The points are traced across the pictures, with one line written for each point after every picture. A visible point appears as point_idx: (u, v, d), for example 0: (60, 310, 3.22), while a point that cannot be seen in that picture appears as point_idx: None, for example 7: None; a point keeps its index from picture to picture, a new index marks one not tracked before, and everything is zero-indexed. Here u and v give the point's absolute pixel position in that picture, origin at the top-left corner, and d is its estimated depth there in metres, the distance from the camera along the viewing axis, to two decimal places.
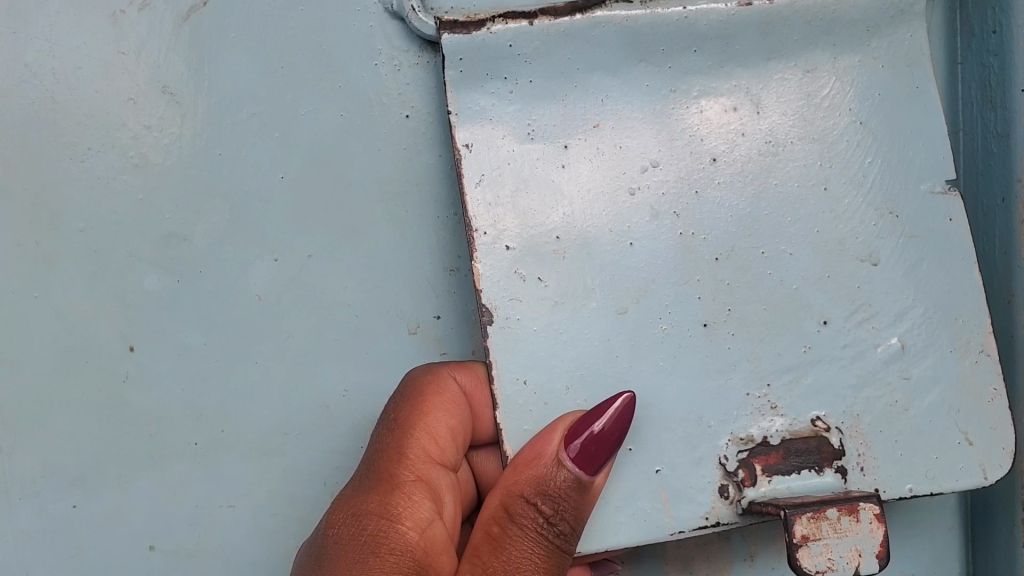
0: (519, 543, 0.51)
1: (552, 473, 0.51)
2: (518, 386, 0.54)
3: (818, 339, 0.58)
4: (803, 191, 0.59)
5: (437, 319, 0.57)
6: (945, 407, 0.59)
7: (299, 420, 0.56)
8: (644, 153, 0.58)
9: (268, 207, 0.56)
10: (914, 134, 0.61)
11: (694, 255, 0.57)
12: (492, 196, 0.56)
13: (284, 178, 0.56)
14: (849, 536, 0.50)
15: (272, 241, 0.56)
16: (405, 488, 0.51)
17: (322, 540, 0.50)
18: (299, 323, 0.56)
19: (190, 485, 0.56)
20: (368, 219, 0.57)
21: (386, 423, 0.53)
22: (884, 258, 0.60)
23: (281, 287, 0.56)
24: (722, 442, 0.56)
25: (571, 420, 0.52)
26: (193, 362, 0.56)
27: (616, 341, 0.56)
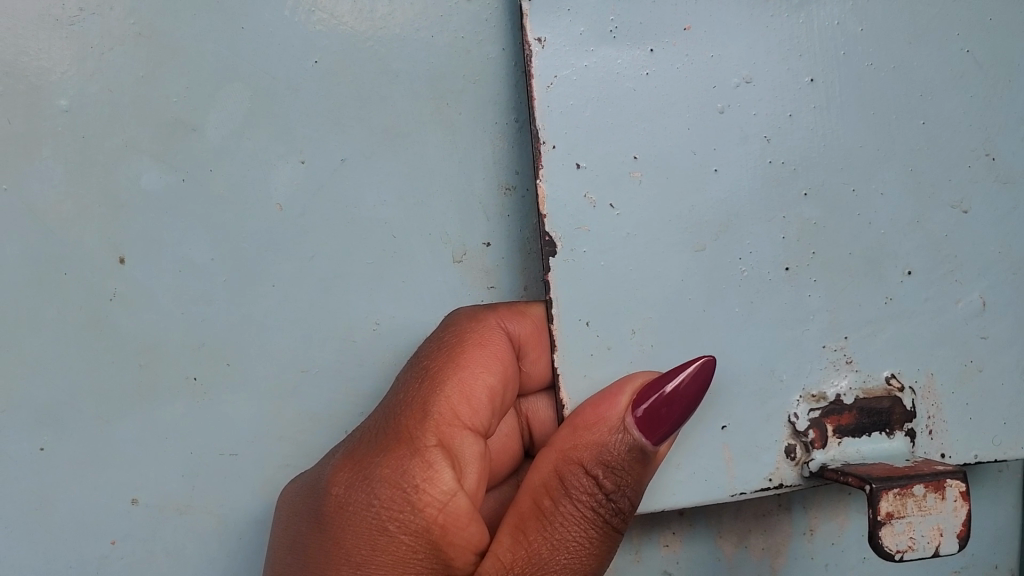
0: (573, 521, 0.44)
1: (613, 443, 0.45)
2: (581, 327, 0.48)
3: (899, 291, 0.53)
4: (899, 123, 0.53)
5: (487, 247, 0.51)
6: (1020, 369, 0.55)
7: (320, 355, 0.49)
8: (739, 65, 0.50)
9: (297, 96, 0.47)
10: (1021, 67, 0.55)
11: (781, 188, 0.51)
12: (566, 104, 0.48)
13: (319, 65, 0.47)
14: (933, 515, 0.46)
15: (300, 139, 0.47)
16: (427, 454, 0.43)
17: (330, 507, 0.43)
18: (327, 242, 0.48)
19: (189, 425, 0.48)
20: (413, 116, 0.48)
21: (416, 374, 0.46)
22: (975, 204, 0.54)
23: (308, 197, 0.48)
24: (794, 399, 0.51)
25: (638, 382, 0.46)
26: (197, 280, 0.47)
27: (691, 281, 0.49)
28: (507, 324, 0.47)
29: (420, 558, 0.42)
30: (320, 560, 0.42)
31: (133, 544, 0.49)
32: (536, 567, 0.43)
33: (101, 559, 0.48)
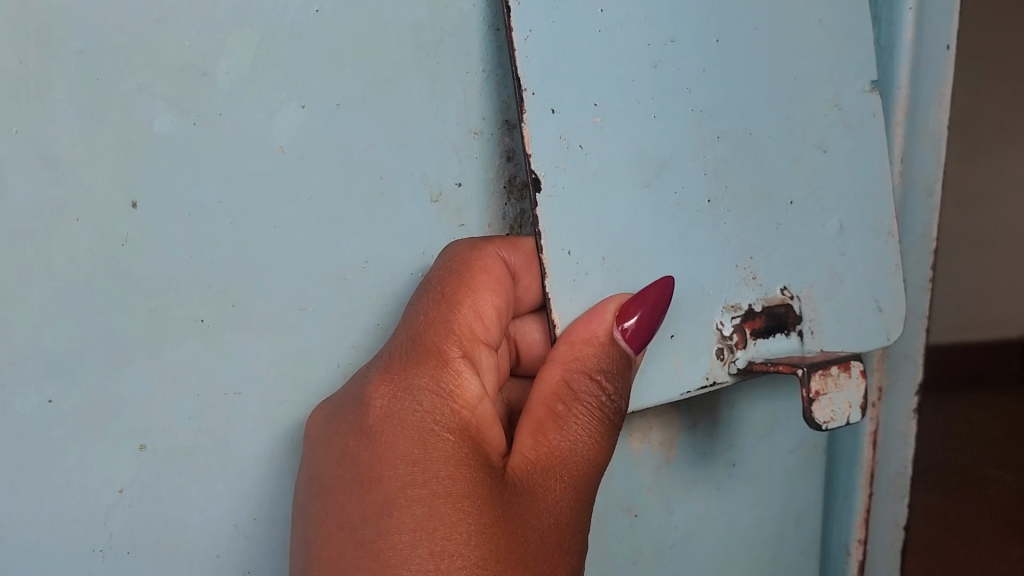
0: (584, 420, 0.50)
1: (608, 352, 0.51)
2: (564, 256, 0.53)
3: (786, 217, 0.63)
4: (778, 77, 0.62)
5: (459, 187, 0.55)
6: (867, 280, 0.67)
7: (318, 292, 0.51)
8: (668, 27, 0.56)
9: (300, 45, 0.48)
10: (859, 32, 0.65)
11: (700, 132, 0.58)
12: (542, 56, 0.51)
13: (319, 14, 0.48)
14: (844, 390, 0.57)
15: (301, 84, 0.48)
16: (455, 365, 0.48)
17: (375, 416, 0.47)
18: (324, 184, 0.50)
19: (198, 367, 0.49)
20: (401, 65, 0.51)
21: (431, 298, 0.50)
22: (832, 146, 0.65)
23: (307, 141, 0.49)
24: (721, 310, 0.60)
25: (619, 298, 0.53)
26: (206, 223, 0.48)
27: (642, 212, 0.56)
28: (502, 253, 0.52)
29: (466, 454, 0.46)
30: (373, 463, 0.46)
31: (141, 489, 0.49)
32: (557, 459, 0.49)
33: (109, 508, 0.49)
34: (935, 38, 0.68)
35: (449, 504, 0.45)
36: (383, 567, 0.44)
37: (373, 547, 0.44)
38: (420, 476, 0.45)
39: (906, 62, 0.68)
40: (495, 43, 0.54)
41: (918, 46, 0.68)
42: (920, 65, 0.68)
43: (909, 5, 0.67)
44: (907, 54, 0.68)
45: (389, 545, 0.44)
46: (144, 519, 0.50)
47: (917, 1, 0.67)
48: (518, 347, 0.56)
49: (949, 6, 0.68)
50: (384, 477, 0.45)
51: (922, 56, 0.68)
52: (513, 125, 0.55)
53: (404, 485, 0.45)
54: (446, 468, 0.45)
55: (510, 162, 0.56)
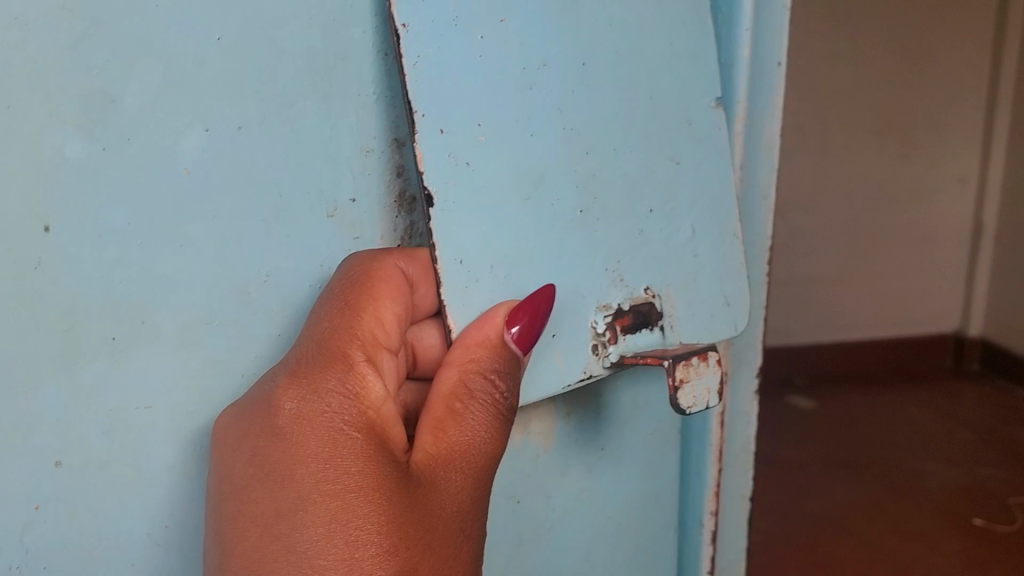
0: (480, 415, 0.53)
1: (501, 355, 0.53)
2: (458, 265, 0.52)
3: (649, 225, 0.61)
4: (635, 93, 0.59)
5: (353, 203, 0.55)
6: (718, 277, 0.66)
7: (220, 307, 0.52)
8: (538, 51, 0.53)
9: (202, 71, 0.48)
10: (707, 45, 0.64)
11: (572, 146, 0.56)
12: (431, 80, 0.49)
13: (221, 41, 0.48)
14: (704, 377, 0.61)
15: (203, 108, 0.49)
16: (359, 369, 0.51)
17: (286, 418, 0.49)
18: (226, 204, 0.50)
19: (109, 385, 0.50)
20: (296, 89, 0.51)
21: (333, 306, 0.52)
22: (685, 158, 0.63)
23: (212, 162, 0.49)
24: (594, 309, 0.59)
25: (509, 301, 0.54)
26: (115, 244, 0.48)
27: (520, 224, 0.54)
28: (400, 263, 0.53)
29: (375, 451, 0.50)
30: (285, 461, 0.49)
31: (56, 505, 0.50)
32: (456, 452, 0.53)
33: (24, 526, 0.49)
34: (767, 55, 0.71)
35: (360, 498, 0.49)
36: (301, 557, 0.48)
37: (291, 540, 0.48)
38: (332, 473, 0.49)
39: (745, 78, 0.71)
40: (386, 68, 0.54)
41: (752, 62, 0.71)
42: (756, 80, 0.71)
43: (746, 27, 0.69)
44: (744, 71, 0.70)
45: (306, 537, 0.48)
46: (59, 534, 0.51)
47: (752, 22, 0.69)
48: (416, 352, 0.56)
49: (778, 27, 0.71)
50: (298, 475, 0.49)
51: (757, 71, 0.71)
52: (404, 143, 0.56)
53: (318, 481, 0.49)
54: (355, 465, 0.49)
55: (400, 178, 0.57)
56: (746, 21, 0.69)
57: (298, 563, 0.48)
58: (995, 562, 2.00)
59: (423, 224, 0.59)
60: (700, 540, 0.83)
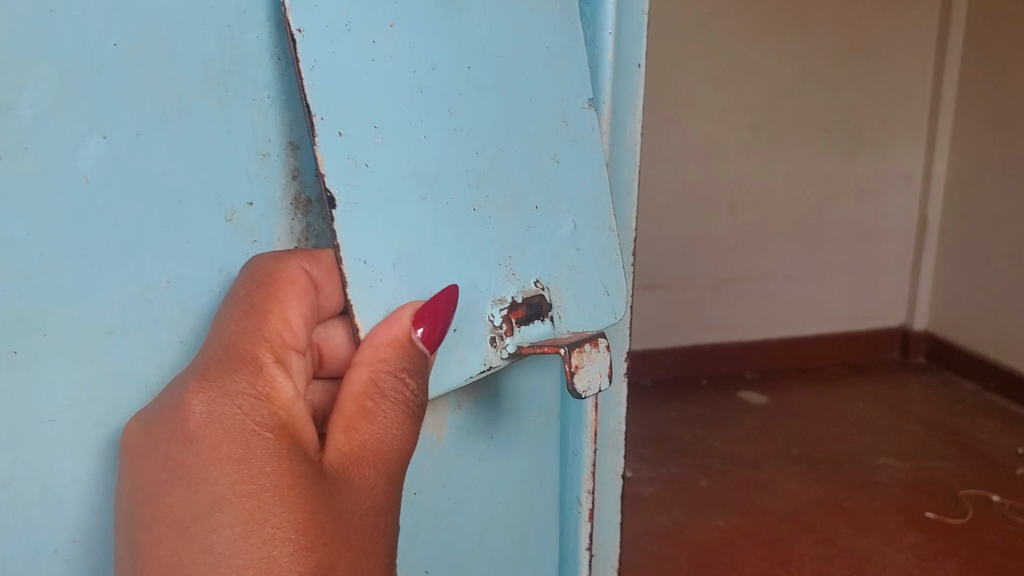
0: (390, 414, 0.53)
1: (409, 353, 0.53)
2: (361, 265, 0.52)
3: (535, 220, 0.62)
4: (516, 96, 0.60)
5: (250, 206, 0.53)
6: (600, 269, 0.68)
7: (123, 316, 0.49)
8: (425, 55, 0.54)
9: (99, 76, 0.45)
10: (574, 50, 0.66)
11: (462, 148, 0.56)
12: (331, 86, 0.48)
13: (118, 47, 0.46)
14: (596, 362, 0.61)
15: (102, 114, 0.46)
16: (268, 370, 0.50)
17: (197, 423, 0.48)
18: (126, 212, 0.48)
19: (13, 401, 0.47)
20: (191, 94, 0.49)
21: (241, 307, 0.51)
22: (563, 157, 0.64)
23: (112, 171, 0.47)
24: (490, 303, 0.59)
25: (416, 301, 0.54)
26: (15, 258, 0.45)
27: (420, 224, 0.54)
28: (304, 264, 0.53)
29: (288, 450, 0.49)
30: (197, 465, 0.47)
31: None
32: (367, 449, 0.53)
33: None
34: (628, 57, 0.72)
35: (275, 497, 0.48)
36: (218, 559, 0.46)
37: (207, 543, 0.46)
38: (246, 474, 0.48)
39: (609, 78, 0.71)
40: (279, 73, 0.52)
41: (616, 63, 0.71)
42: (619, 81, 0.72)
43: (609, 30, 0.69)
44: (608, 73, 0.71)
45: (223, 538, 0.47)
46: None
47: (615, 25, 0.70)
48: (323, 351, 0.56)
49: (638, 29, 0.72)
50: (212, 477, 0.47)
51: (620, 72, 0.72)
52: (299, 146, 0.54)
53: (233, 482, 0.47)
54: (270, 464, 0.48)
55: (295, 180, 0.55)
56: (608, 25, 0.69)
57: (216, 565, 0.46)
58: (950, 554, 2.05)
59: (320, 225, 0.57)
60: (578, 516, 0.83)
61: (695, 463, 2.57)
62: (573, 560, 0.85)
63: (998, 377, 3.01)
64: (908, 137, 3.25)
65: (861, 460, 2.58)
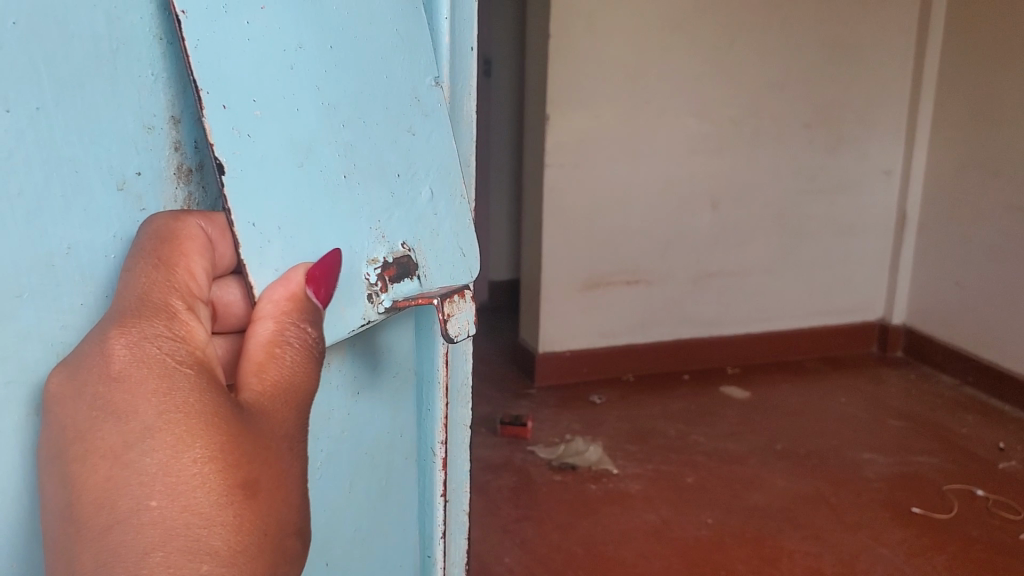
0: (296, 358, 0.56)
1: (306, 305, 0.57)
2: (251, 229, 0.55)
3: (398, 187, 0.67)
4: (377, 75, 0.65)
5: (139, 176, 0.54)
6: (454, 231, 0.73)
7: (27, 282, 0.49)
8: (294, 35, 0.58)
9: (1, 53, 0.45)
10: (418, 33, 0.70)
11: (331, 121, 0.60)
12: (213, 64, 0.53)
13: (17, 26, 0.46)
14: (465, 310, 0.68)
15: (3, 87, 0.46)
16: (181, 316, 0.52)
17: (120, 365, 0.48)
18: (29, 181, 0.48)
19: None
20: (84, 68, 0.50)
21: (150, 263, 0.52)
22: (417, 130, 0.69)
23: (15, 144, 0.47)
24: (365, 263, 0.63)
25: (307, 262, 0.58)
26: None
27: (301, 191, 0.58)
28: (201, 222, 0.55)
29: (209, 383, 0.50)
30: (123, 400, 0.47)
31: None
32: (280, 391, 0.54)
33: None
34: (462, 41, 0.77)
35: (201, 422, 0.49)
36: (153, 478, 0.46)
37: (141, 464, 0.46)
38: (171, 402, 0.48)
39: (446, 60, 0.76)
40: (161, 52, 0.54)
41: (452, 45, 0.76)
42: (454, 63, 0.77)
43: (444, 17, 0.74)
44: (444, 54, 0.75)
45: (155, 460, 0.47)
46: None
47: (449, 12, 0.74)
48: (217, 310, 0.58)
49: (468, 14, 0.77)
50: (141, 409, 0.47)
51: (455, 55, 0.77)
52: (180, 119, 0.56)
53: (161, 411, 0.48)
54: (193, 395, 0.49)
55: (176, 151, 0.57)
56: (443, 12, 0.74)
57: (152, 482, 0.46)
58: (938, 549, 2.08)
59: (201, 193, 0.59)
60: (433, 467, 0.87)
61: (675, 458, 2.58)
62: (428, 508, 0.89)
63: (970, 369, 3.07)
64: (882, 133, 3.28)
65: (838, 454, 2.62)
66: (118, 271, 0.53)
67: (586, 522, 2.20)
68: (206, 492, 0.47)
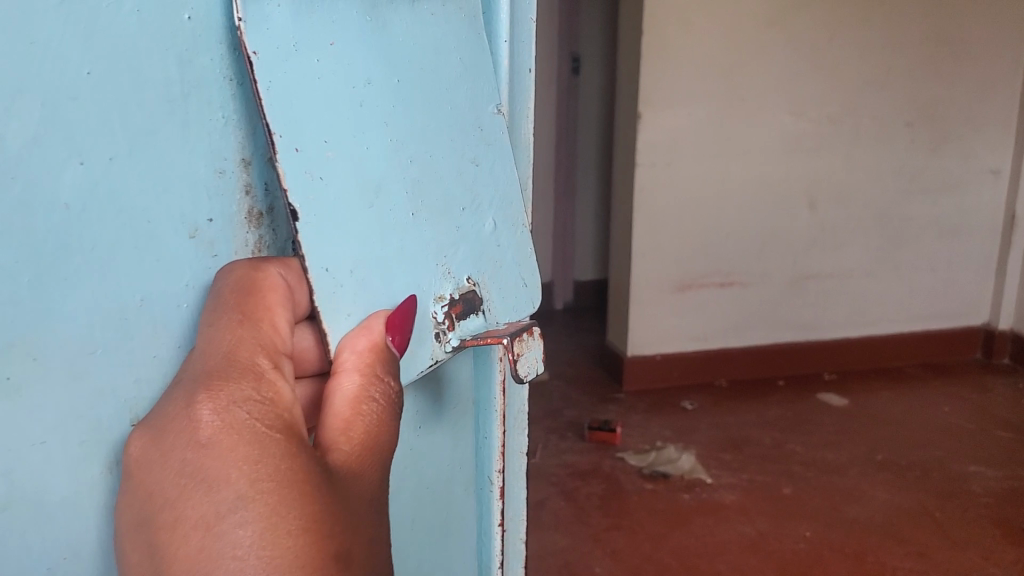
0: (382, 412, 0.54)
1: (386, 357, 0.56)
2: (324, 273, 0.54)
3: (463, 220, 0.65)
4: (444, 107, 0.63)
5: (210, 222, 0.54)
6: (519, 261, 0.71)
7: (103, 335, 0.49)
8: (362, 71, 0.57)
9: (76, 105, 0.46)
10: (480, 58, 0.68)
11: (399, 157, 0.59)
12: (284, 106, 0.52)
13: (92, 76, 0.46)
14: (532, 348, 0.65)
15: (78, 139, 0.46)
16: (268, 376, 0.51)
17: (209, 431, 0.47)
18: (103, 232, 0.48)
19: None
20: (155, 118, 0.50)
21: (235, 320, 0.51)
22: (481, 161, 0.67)
23: (91, 195, 0.47)
24: (433, 301, 0.61)
25: (386, 311, 0.57)
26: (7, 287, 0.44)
27: (372, 230, 0.57)
28: (280, 271, 0.54)
29: (294, 445, 0.49)
30: (214, 469, 0.46)
31: None
32: (368, 447, 0.53)
33: None
34: (520, 63, 0.74)
35: (292, 493, 0.47)
36: (248, 552, 0.45)
37: (235, 537, 0.45)
38: (263, 472, 0.47)
39: (507, 83, 0.73)
40: (232, 94, 0.53)
41: (512, 68, 0.73)
42: (514, 86, 0.74)
43: (504, 39, 0.71)
44: (504, 79, 0.72)
45: (248, 533, 0.45)
46: None
47: (509, 34, 0.72)
48: (294, 358, 0.56)
49: (528, 34, 0.74)
50: (232, 478, 0.46)
51: (516, 78, 0.75)
52: (250, 161, 0.56)
53: (253, 480, 0.47)
54: (284, 463, 0.48)
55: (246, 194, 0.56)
56: (503, 34, 0.71)
57: (247, 557, 0.45)
58: None
59: (271, 235, 0.59)
60: (491, 496, 0.82)
61: (771, 468, 2.50)
62: (485, 538, 0.85)
63: None
64: (992, 129, 3.11)
65: (945, 467, 2.49)
66: (194, 319, 0.53)
67: (679, 533, 2.16)
68: (301, 567, 0.46)
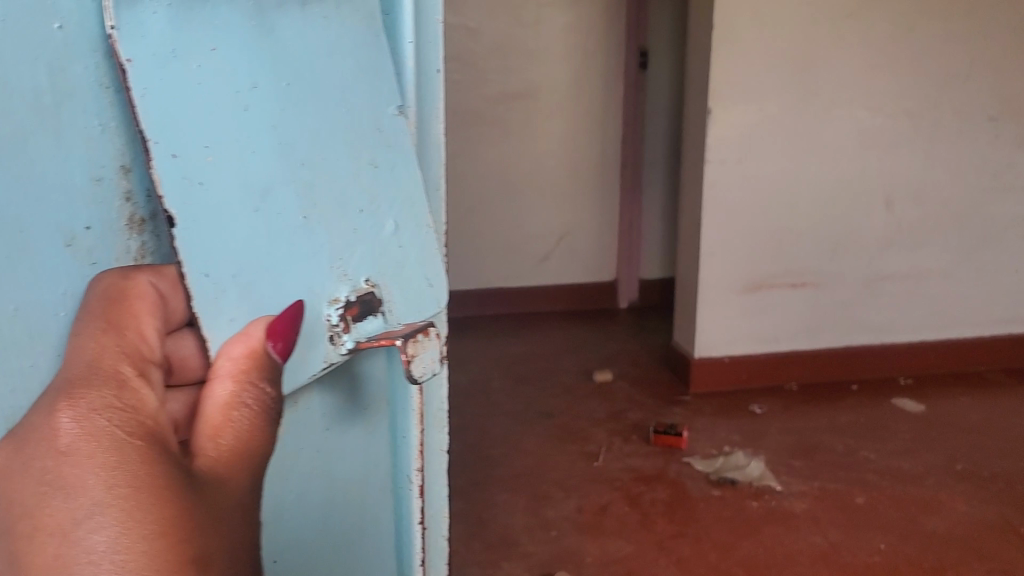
0: (254, 418, 0.57)
1: (265, 364, 0.58)
2: (204, 279, 0.56)
3: (360, 222, 0.66)
4: (339, 110, 0.65)
5: (87, 230, 0.54)
6: (425, 261, 0.72)
7: None
8: (247, 76, 0.58)
9: None
10: (381, 59, 0.70)
11: (286, 160, 0.60)
12: (161, 111, 0.53)
13: None
14: (428, 348, 0.66)
15: None
16: (131, 383, 0.53)
17: (67, 439, 0.48)
18: None
19: None
20: (26, 126, 0.49)
21: (99, 328, 0.53)
22: (380, 163, 0.68)
23: None
24: (326, 304, 0.63)
25: (267, 317, 0.59)
26: None
27: (256, 234, 0.58)
28: (150, 279, 0.56)
29: (156, 451, 0.51)
30: (70, 475, 0.47)
31: None
32: (237, 452, 0.56)
33: None
34: (427, 64, 0.78)
35: (150, 498, 0.49)
36: (103, 556, 0.46)
37: (90, 543, 0.46)
38: (120, 478, 0.48)
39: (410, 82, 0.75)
40: (108, 101, 0.53)
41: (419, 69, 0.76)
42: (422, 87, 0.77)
43: (409, 41, 0.73)
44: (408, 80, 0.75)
45: (103, 538, 0.47)
46: None
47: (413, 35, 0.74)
48: (172, 364, 0.59)
49: (435, 35, 0.77)
50: (88, 484, 0.48)
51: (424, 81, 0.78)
52: (130, 168, 0.55)
53: (109, 486, 0.48)
54: (143, 468, 0.50)
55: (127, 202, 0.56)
56: (407, 36, 0.73)
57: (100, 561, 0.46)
58: None
59: (155, 242, 0.59)
60: (410, 496, 0.85)
61: (838, 476, 2.40)
62: (405, 535, 0.87)
63: None
64: None
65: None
66: (69, 330, 0.53)
67: (746, 543, 2.08)
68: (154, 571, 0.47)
